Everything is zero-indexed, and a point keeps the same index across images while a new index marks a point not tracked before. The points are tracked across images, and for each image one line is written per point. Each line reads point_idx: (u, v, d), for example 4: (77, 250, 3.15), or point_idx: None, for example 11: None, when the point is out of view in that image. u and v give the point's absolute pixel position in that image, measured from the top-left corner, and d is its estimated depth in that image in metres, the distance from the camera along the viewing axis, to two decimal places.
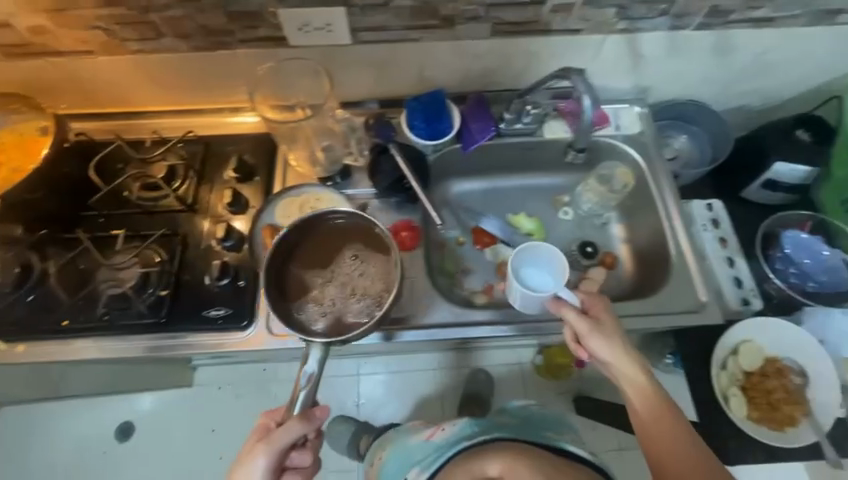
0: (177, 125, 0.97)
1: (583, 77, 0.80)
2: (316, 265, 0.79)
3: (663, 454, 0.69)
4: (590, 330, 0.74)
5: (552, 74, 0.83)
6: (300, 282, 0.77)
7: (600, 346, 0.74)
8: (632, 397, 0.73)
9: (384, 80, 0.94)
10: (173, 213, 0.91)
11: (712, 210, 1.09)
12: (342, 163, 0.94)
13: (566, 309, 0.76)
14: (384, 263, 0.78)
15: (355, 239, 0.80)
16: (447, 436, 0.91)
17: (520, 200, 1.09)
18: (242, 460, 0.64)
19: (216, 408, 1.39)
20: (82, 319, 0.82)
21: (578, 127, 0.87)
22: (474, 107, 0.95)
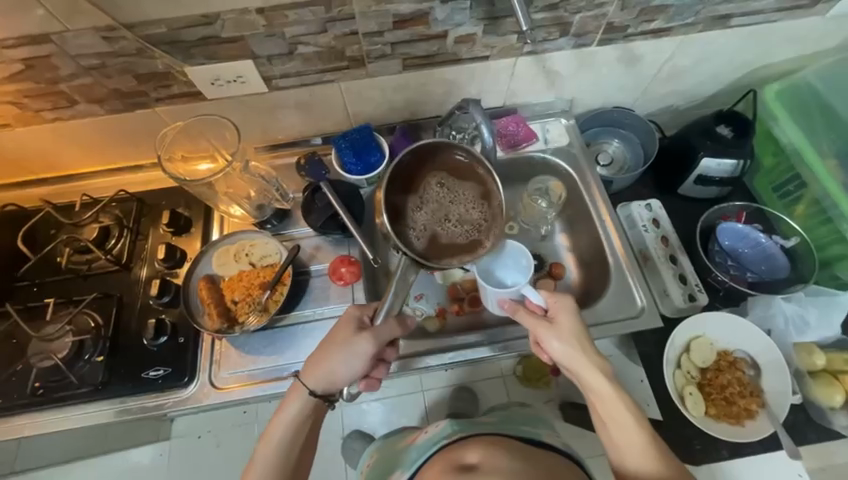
0: (110, 185, 0.97)
1: (481, 105, 0.79)
2: (406, 187, 0.72)
3: (622, 446, 0.69)
4: (546, 333, 0.73)
5: (455, 107, 0.85)
6: (397, 207, 0.71)
7: (556, 350, 0.73)
8: (592, 397, 0.72)
9: (310, 120, 0.95)
10: (109, 275, 0.89)
11: (652, 210, 1.09)
12: (274, 206, 0.95)
13: (520, 311, 0.76)
14: (474, 189, 0.73)
15: (443, 168, 0.74)
16: (430, 434, 0.89)
17: None
18: (345, 345, 0.70)
19: (191, 460, 1.26)
20: (16, 396, 0.79)
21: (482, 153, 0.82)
22: (401, 138, 0.97)
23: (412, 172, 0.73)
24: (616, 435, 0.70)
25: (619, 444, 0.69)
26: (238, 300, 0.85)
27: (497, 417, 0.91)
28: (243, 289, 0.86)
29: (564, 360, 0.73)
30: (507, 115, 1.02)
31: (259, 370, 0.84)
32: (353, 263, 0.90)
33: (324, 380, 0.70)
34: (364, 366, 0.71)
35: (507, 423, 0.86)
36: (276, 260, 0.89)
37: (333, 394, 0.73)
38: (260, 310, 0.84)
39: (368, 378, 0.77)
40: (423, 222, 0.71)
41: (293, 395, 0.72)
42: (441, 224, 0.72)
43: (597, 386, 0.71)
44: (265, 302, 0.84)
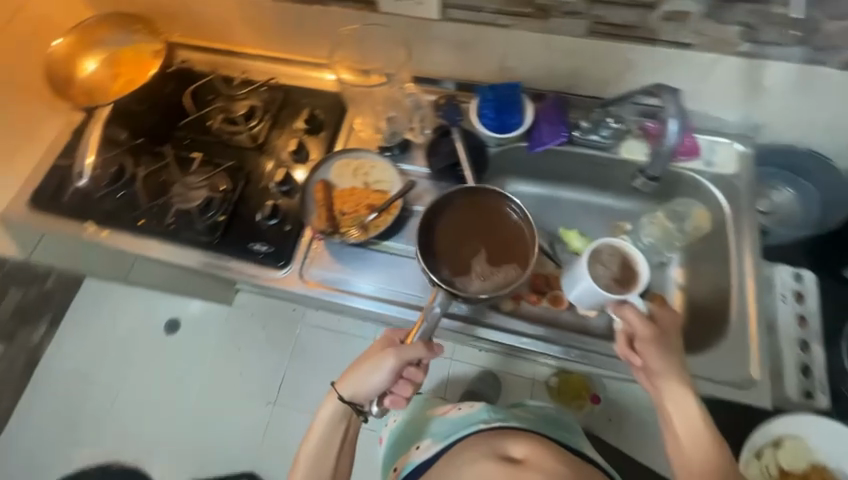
0: (262, 70, 1.02)
1: (677, 97, 0.74)
2: (454, 227, 0.83)
3: (694, 470, 0.68)
4: (652, 335, 0.73)
5: (647, 87, 0.79)
6: (443, 241, 0.82)
7: (656, 356, 0.73)
8: (676, 412, 0.71)
9: (462, 62, 0.91)
10: (243, 149, 0.99)
11: (799, 281, 0.94)
12: (402, 136, 0.95)
13: (629, 310, 0.75)
14: (518, 247, 0.82)
15: (493, 216, 0.83)
16: (464, 415, 0.88)
17: (575, 214, 1.04)
18: (370, 361, 0.75)
19: None
20: (155, 224, 0.92)
21: (657, 151, 0.81)
22: (549, 108, 0.91)
23: (481, 216, 0.83)
24: (699, 456, 0.68)
25: (696, 464, 0.69)
26: (345, 212, 0.90)
27: (532, 412, 0.92)
28: (352, 203, 0.90)
29: (656, 365, 0.73)
30: (655, 118, 0.91)
31: (343, 281, 0.88)
32: None
33: (354, 387, 0.77)
34: (388, 383, 0.74)
35: (543, 422, 0.88)
36: (388, 187, 0.92)
37: (363, 404, 0.78)
38: (360, 227, 0.88)
39: (395, 396, 0.76)
40: (475, 269, 0.80)
41: (326, 401, 0.79)
42: (479, 267, 0.80)
43: (684, 402, 0.71)
44: (368, 223, 0.88)
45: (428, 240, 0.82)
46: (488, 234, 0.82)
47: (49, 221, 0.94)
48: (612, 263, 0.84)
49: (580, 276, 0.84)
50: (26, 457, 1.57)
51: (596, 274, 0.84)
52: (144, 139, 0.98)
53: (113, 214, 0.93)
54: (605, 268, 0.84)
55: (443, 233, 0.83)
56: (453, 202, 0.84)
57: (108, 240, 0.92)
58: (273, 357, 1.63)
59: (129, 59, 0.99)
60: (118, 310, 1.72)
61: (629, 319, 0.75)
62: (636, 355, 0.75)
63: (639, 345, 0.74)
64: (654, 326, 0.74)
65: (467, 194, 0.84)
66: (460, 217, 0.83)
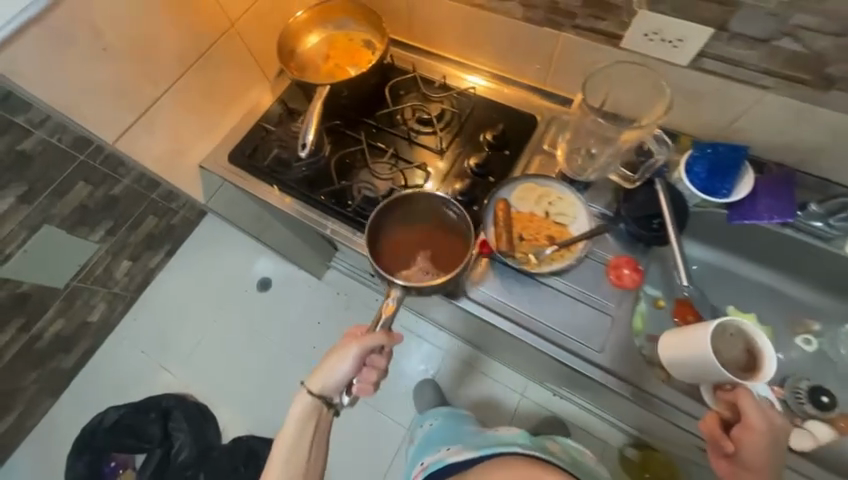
0: (458, 77, 1.05)
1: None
2: (406, 229, 0.86)
3: None
4: (760, 430, 0.67)
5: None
6: (388, 240, 0.85)
7: (753, 450, 0.68)
8: None
9: (683, 113, 0.85)
10: (426, 149, 0.99)
11: None
12: (606, 173, 0.88)
13: (748, 399, 0.68)
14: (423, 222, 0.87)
15: (429, 216, 0.86)
16: (500, 436, 0.95)
17: (755, 298, 0.94)
18: (333, 354, 0.77)
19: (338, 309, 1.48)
20: (333, 201, 0.96)
21: None
22: (775, 181, 0.82)
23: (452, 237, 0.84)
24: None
25: None
26: (523, 238, 0.87)
27: (568, 453, 0.92)
28: (531, 230, 0.88)
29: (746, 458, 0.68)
30: None
31: (505, 305, 0.86)
32: (638, 269, 0.85)
33: (321, 382, 0.77)
34: (352, 370, 0.76)
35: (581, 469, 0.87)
36: (569, 223, 0.88)
37: (333, 396, 0.78)
38: (537, 257, 0.86)
39: (362, 383, 0.77)
40: (420, 268, 0.83)
41: (296, 399, 0.79)
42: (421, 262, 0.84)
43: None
44: (546, 255, 0.85)
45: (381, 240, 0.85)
46: (441, 248, 0.84)
47: (244, 178, 1.01)
48: (733, 345, 0.72)
49: (697, 349, 0.71)
50: (116, 367, 1.69)
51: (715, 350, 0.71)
52: (339, 120, 1.03)
53: (297, 183, 0.98)
54: (728, 350, 0.71)
55: (417, 250, 0.85)
56: (407, 211, 0.86)
57: (290, 206, 0.97)
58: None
59: (341, 43, 1.06)
60: (222, 256, 1.82)
61: (740, 406, 0.69)
62: (729, 441, 0.71)
63: (738, 432, 0.69)
64: (767, 424, 0.67)
65: (428, 207, 0.86)
66: (426, 231, 0.86)
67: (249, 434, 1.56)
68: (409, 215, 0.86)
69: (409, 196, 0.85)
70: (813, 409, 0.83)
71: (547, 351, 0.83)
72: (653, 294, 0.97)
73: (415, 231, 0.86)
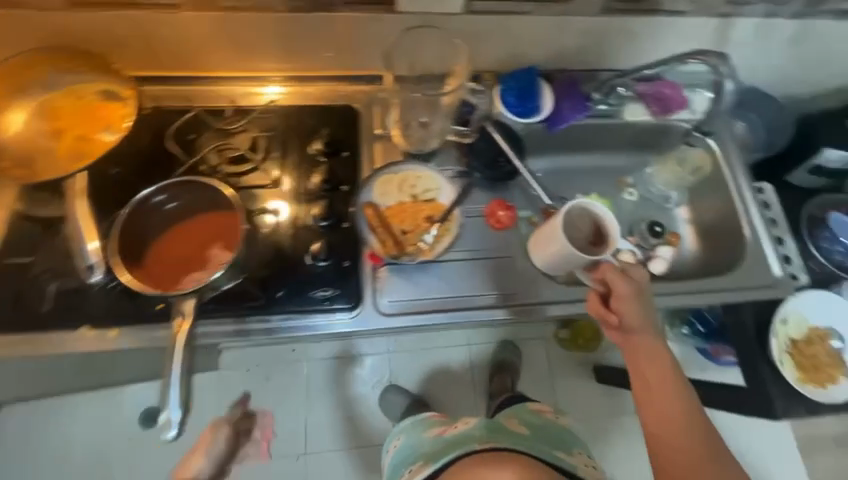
0: (248, 93, 0.89)
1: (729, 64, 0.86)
2: (166, 235, 0.74)
3: (656, 403, 0.79)
4: (629, 293, 0.77)
5: (689, 54, 0.85)
6: (156, 259, 0.73)
7: (629, 310, 0.77)
8: (648, 358, 0.79)
9: (476, 54, 0.92)
10: (259, 188, 0.84)
11: (763, 193, 1.15)
12: (444, 138, 0.91)
13: (609, 271, 0.78)
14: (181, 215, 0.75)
15: (161, 213, 0.75)
16: (456, 434, 0.97)
17: (586, 180, 1.12)
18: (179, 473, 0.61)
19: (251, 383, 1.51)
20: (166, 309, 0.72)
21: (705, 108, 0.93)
22: (565, 87, 0.95)
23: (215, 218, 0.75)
24: (661, 397, 0.78)
25: (654, 395, 0.79)
26: (406, 230, 0.83)
27: (525, 424, 1.01)
28: (410, 220, 0.84)
29: (631, 322, 0.78)
30: (648, 82, 1.01)
31: (420, 302, 0.84)
32: (510, 207, 0.91)
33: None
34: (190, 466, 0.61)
35: (539, 440, 0.95)
36: (437, 195, 0.87)
37: None
38: (427, 243, 0.84)
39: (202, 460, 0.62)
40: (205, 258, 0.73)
41: None
42: (201, 255, 0.73)
43: (651, 349, 0.79)
44: (433, 236, 0.84)
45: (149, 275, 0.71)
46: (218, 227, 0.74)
47: (28, 343, 0.70)
48: (584, 224, 0.84)
49: (556, 240, 0.81)
50: None
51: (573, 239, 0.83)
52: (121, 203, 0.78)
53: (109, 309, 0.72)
54: (579, 229, 0.83)
55: (186, 246, 0.74)
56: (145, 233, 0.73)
57: (120, 340, 0.71)
58: (292, 405, 1.49)
59: (68, 107, 0.79)
60: (81, 419, 1.33)
61: (607, 278, 0.78)
62: (613, 314, 0.79)
63: (615, 302, 0.79)
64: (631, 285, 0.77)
65: (177, 201, 0.75)
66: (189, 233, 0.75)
67: None
68: (142, 224, 0.73)
69: (144, 206, 0.73)
70: (653, 239, 1.06)
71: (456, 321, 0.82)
72: (527, 215, 0.94)
73: (172, 231, 0.74)
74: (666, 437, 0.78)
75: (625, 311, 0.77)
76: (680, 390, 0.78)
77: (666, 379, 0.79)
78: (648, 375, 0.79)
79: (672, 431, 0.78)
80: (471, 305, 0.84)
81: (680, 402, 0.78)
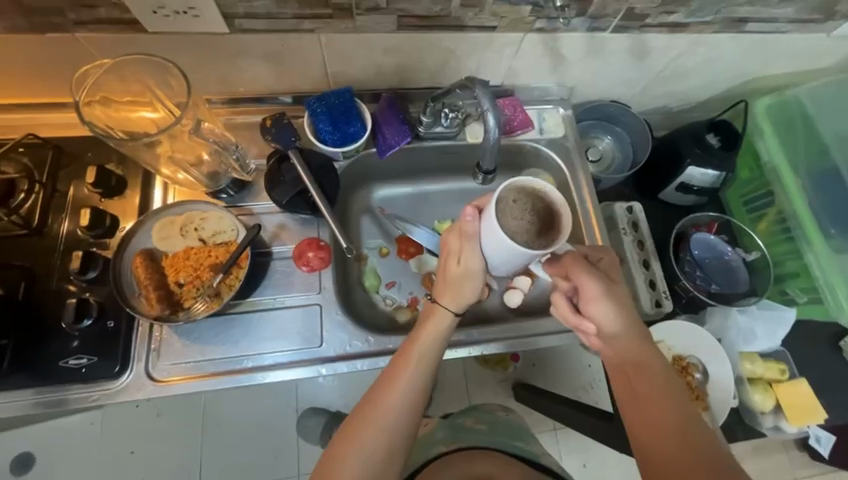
0: (15, 124, 0.79)
1: (487, 88, 0.75)
2: None
3: (645, 412, 0.61)
4: (602, 289, 0.66)
5: (456, 83, 0.78)
6: None
7: (601, 313, 0.67)
8: (634, 357, 0.65)
9: (279, 74, 0.81)
10: (12, 238, 0.73)
11: (632, 212, 1.09)
12: (228, 175, 0.81)
13: (576, 265, 0.68)
14: None
15: None
16: (421, 438, 0.86)
17: (448, 204, 1.04)
18: None
19: (132, 426, 1.32)
20: None
21: (485, 146, 0.84)
22: (385, 110, 0.87)
23: None
24: (658, 408, 0.60)
25: (642, 402, 0.61)
26: (183, 283, 0.73)
27: (483, 421, 0.90)
28: (189, 269, 0.74)
29: (608, 321, 0.66)
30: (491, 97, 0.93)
31: (208, 361, 0.73)
32: (321, 246, 0.81)
33: None
34: None
35: (496, 432, 0.86)
36: (230, 237, 0.76)
37: None
38: (209, 296, 0.73)
39: None
40: None
41: None
42: None
43: (640, 353, 0.65)
44: (218, 285, 0.73)
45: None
46: None
47: None
48: (521, 211, 0.64)
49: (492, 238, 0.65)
50: None
51: (511, 230, 0.63)
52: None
53: None
54: (515, 219, 0.63)
55: None
56: None
57: None
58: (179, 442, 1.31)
59: None
60: None
61: (573, 271, 0.68)
62: (588, 321, 0.68)
63: (584, 303, 0.68)
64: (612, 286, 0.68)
65: None
66: None
67: None
68: None
69: None
70: None
71: (243, 383, 0.73)
72: (377, 244, 1.00)
73: None
74: (665, 458, 0.57)
75: (597, 312, 0.66)
76: (683, 403, 0.61)
77: (666, 389, 0.62)
78: (635, 379, 0.64)
79: (670, 450, 0.57)
80: (266, 364, 0.74)
81: (677, 414, 0.59)
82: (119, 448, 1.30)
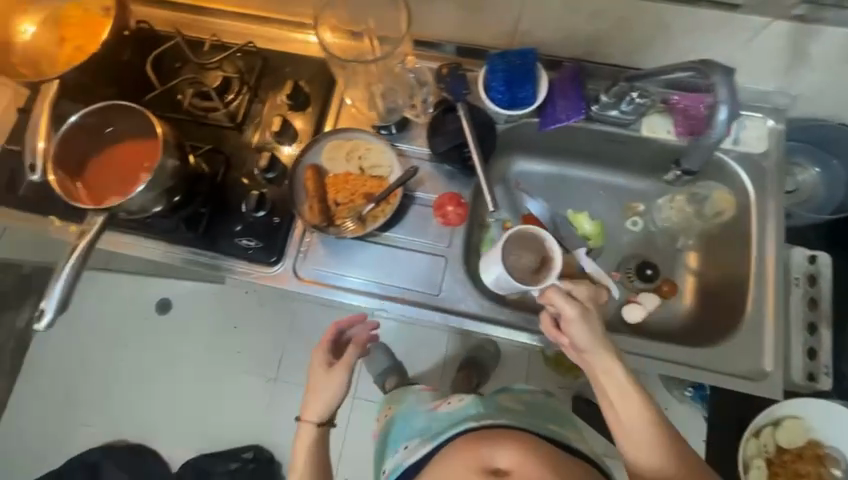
0: (238, 30, 0.91)
1: (729, 77, 0.64)
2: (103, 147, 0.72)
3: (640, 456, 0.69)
4: (580, 317, 0.70)
5: (684, 64, 0.66)
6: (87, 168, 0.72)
7: (581, 337, 0.70)
8: (620, 397, 0.70)
9: (471, 23, 0.81)
10: (219, 127, 0.86)
11: (813, 264, 0.90)
12: (401, 113, 0.85)
13: (555, 296, 0.70)
14: (122, 127, 0.73)
15: (119, 127, 0.73)
16: (452, 409, 0.86)
17: (588, 197, 0.97)
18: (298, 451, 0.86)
19: (235, 309, 1.53)
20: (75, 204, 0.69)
21: (699, 141, 0.74)
22: (567, 80, 0.81)
23: (143, 143, 0.73)
24: (653, 452, 0.68)
25: (636, 444, 0.69)
26: (340, 202, 0.81)
27: (525, 401, 0.86)
28: (347, 192, 0.81)
29: (588, 349, 0.71)
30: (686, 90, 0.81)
31: (341, 276, 0.82)
32: (461, 204, 0.83)
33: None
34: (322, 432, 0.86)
35: (535, 415, 0.83)
36: (385, 173, 0.82)
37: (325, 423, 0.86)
38: (357, 220, 0.80)
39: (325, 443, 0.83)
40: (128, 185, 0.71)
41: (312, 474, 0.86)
42: (129, 181, 0.72)
43: (628, 391, 0.70)
44: (366, 214, 0.80)
45: (74, 187, 0.70)
46: (144, 151, 0.72)
47: (20, 217, 0.83)
48: (524, 254, 0.79)
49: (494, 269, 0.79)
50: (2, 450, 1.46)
51: (510, 265, 0.79)
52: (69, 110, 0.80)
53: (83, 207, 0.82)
54: (517, 258, 0.79)
55: (116, 168, 0.72)
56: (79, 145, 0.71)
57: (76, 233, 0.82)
58: (272, 333, 1.50)
59: (76, 18, 0.85)
60: None
61: (554, 302, 0.70)
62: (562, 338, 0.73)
63: (564, 326, 0.71)
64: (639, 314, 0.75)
65: (126, 120, 0.72)
66: (125, 155, 0.73)
67: (196, 455, 1.44)
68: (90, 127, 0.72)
69: (91, 121, 0.71)
70: (640, 282, 0.92)
71: (364, 304, 0.81)
72: (502, 217, 0.95)
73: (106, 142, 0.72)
74: None
75: (576, 336, 0.70)
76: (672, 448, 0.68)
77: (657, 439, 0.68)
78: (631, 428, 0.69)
79: None
80: (386, 295, 0.81)
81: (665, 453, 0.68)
82: (223, 321, 1.51)
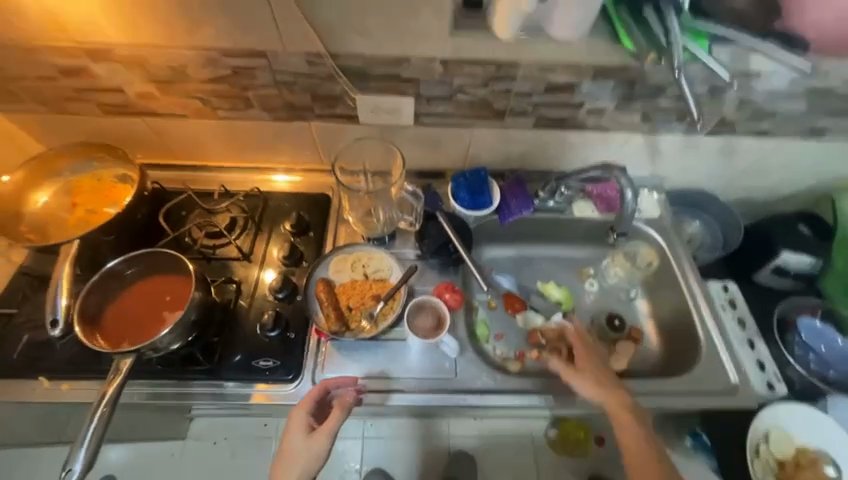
0: (239, 180, 1.08)
1: (625, 174, 0.93)
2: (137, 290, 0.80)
3: None
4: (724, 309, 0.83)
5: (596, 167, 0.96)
6: (117, 310, 0.78)
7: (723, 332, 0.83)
8: None
9: (433, 155, 1.07)
10: (228, 260, 0.94)
11: (729, 291, 1.06)
12: (395, 225, 1.02)
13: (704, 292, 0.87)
14: (156, 270, 0.82)
15: (153, 270, 0.82)
16: None
17: (548, 270, 1.17)
18: None
19: (206, 464, 1.32)
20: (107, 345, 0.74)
21: (621, 212, 1.00)
22: (513, 185, 1.08)
23: (174, 283, 0.81)
24: None
25: None
26: (352, 307, 0.90)
27: None
28: (357, 297, 0.91)
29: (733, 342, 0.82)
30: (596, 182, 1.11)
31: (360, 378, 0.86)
32: (456, 290, 0.96)
33: None
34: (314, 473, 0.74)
35: None
36: (387, 275, 0.94)
37: None
38: (370, 319, 0.89)
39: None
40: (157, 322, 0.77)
41: None
42: (157, 319, 0.77)
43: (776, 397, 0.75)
44: (377, 313, 0.89)
45: (95, 335, 0.74)
46: (174, 289, 0.80)
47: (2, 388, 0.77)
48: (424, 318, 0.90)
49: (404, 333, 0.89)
50: None
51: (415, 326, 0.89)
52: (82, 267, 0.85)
53: (78, 361, 0.79)
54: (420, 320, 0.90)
55: (146, 307, 0.79)
56: (116, 289, 0.79)
57: (70, 393, 0.77)
58: None
59: (87, 186, 0.95)
60: None
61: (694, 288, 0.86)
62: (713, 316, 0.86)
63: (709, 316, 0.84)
64: None
65: (161, 263, 0.82)
66: (155, 294, 0.80)
67: None
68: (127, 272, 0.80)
69: (129, 268, 0.80)
70: (613, 333, 1.07)
71: (389, 402, 0.84)
72: (485, 298, 1.10)
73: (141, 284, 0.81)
74: None
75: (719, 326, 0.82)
76: None
77: None
78: None
79: None
80: (407, 386, 0.86)
81: None
82: None
